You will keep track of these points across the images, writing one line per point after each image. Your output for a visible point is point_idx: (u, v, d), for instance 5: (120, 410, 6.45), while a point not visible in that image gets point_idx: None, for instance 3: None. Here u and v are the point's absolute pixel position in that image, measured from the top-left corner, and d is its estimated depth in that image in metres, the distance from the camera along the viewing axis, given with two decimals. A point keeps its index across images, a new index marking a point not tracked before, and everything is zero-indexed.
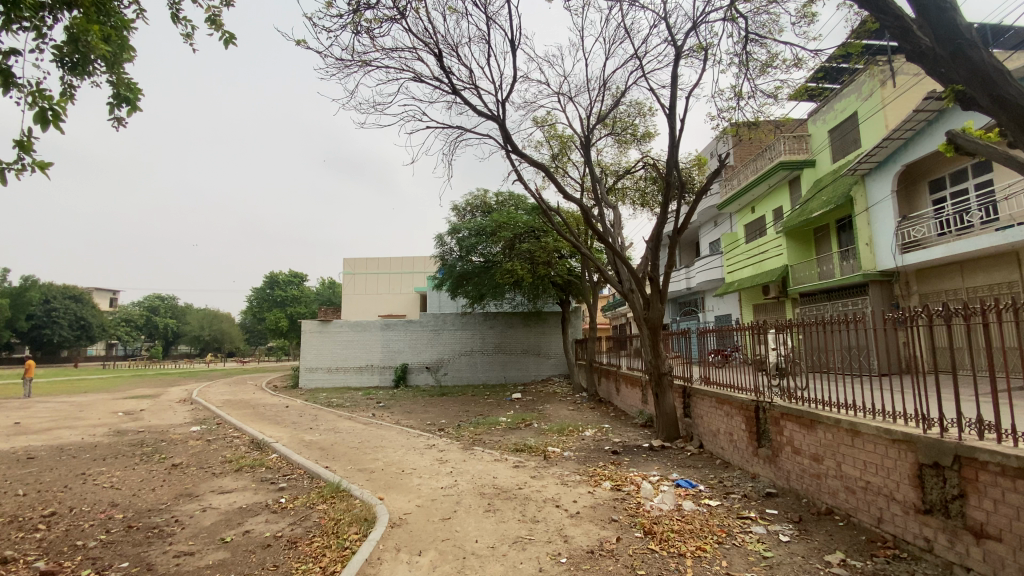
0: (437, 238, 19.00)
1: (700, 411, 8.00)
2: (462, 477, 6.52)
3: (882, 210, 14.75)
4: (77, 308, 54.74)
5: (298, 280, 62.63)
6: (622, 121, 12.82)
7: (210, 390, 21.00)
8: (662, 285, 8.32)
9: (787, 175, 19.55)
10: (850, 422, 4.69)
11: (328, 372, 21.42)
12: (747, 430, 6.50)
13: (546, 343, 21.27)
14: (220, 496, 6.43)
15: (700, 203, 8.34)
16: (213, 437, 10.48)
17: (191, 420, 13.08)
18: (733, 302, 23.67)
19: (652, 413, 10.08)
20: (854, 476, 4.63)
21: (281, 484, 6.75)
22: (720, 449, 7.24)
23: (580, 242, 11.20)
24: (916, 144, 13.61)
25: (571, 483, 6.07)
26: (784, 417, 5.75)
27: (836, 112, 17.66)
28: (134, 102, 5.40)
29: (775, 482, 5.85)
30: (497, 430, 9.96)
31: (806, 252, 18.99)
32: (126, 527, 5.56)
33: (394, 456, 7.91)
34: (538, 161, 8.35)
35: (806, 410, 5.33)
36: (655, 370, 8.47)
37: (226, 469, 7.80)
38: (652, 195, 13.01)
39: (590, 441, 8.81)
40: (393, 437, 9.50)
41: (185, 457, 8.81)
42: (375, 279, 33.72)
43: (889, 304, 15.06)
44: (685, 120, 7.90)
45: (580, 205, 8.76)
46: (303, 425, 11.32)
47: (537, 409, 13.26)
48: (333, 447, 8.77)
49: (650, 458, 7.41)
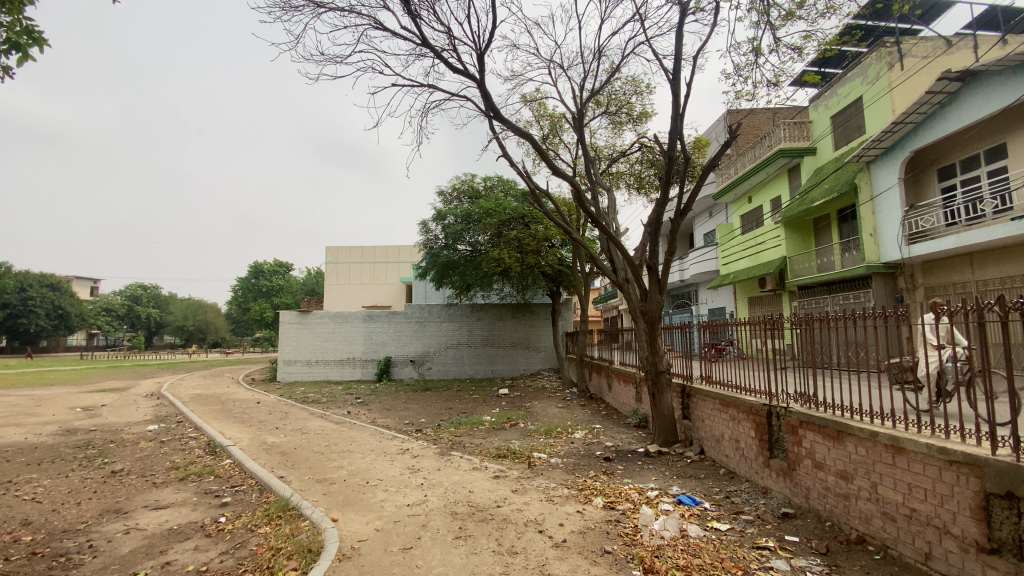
0: (421, 224, 18.00)
1: (701, 413, 7.21)
2: (433, 491, 5.69)
3: (888, 199, 14.04)
4: (54, 296, 53.18)
5: (284, 270, 61.24)
6: (617, 99, 12.00)
7: (180, 384, 19.96)
8: (662, 274, 7.44)
9: (788, 163, 18.82)
10: (890, 437, 3.93)
11: (308, 365, 20.48)
12: (757, 439, 5.72)
13: (535, 337, 20.46)
14: (152, 514, 5.59)
15: (704, 183, 7.30)
16: (167, 439, 9.56)
17: (150, 418, 12.11)
18: (728, 294, 23.01)
19: (647, 413, 9.32)
20: (894, 502, 3.90)
21: (225, 498, 5.88)
22: (724, 457, 6.48)
23: (571, 227, 10.29)
24: (927, 128, 12.89)
25: (557, 500, 5.26)
26: (803, 425, 4.97)
27: (839, 97, 16.89)
28: (26, 50, 4.47)
29: (791, 500, 5.09)
30: (479, 432, 9.15)
31: (805, 243, 18.30)
32: (28, 554, 4.68)
33: (361, 463, 7.05)
34: (525, 135, 7.38)
35: (830, 420, 4.57)
36: (651, 367, 7.67)
37: (169, 479, 6.91)
38: (650, 180, 12.18)
39: (579, 444, 8.02)
40: (365, 439, 8.65)
41: (129, 462, 7.90)
42: (359, 268, 32.58)
43: (892, 297, 14.40)
44: (691, 87, 7.02)
45: (572, 184, 7.67)
46: (269, 424, 10.44)
47: (524, 406, 12.44)
48: (295, 452, 7.89)
49: (646, 467, 6.64)
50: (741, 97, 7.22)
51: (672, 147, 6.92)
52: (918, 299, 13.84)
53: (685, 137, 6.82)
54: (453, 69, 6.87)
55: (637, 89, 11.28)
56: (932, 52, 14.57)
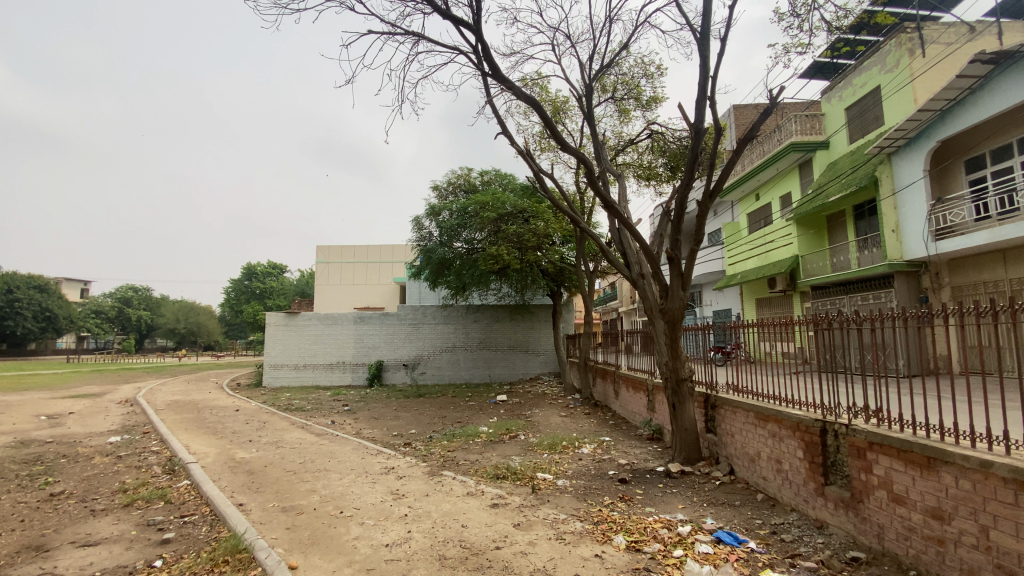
0: (414, 220, 17.00)
1: (730, 428, 6.26)
2: (418, 525, 4.71)
3: (912, 193, 13.14)
4: (41, 298, 51.84)
5: (277, 271, 60.16)
6: (626, 81, 11.13)
7: (159, 389, 18.74)
8: (686, 268, 6.44)
9: (800, 157, 17.90)
10: (1011, 469, 3.03)
11: (295, 369, 19.45)
12: (806, 461, 4.79)
13: (535, 339, 19.51)
14: (77, 553, 4.63)
15: (734, 163, 6.25)
16: (125, 453, 8.56)
17: (115, 429, 11.08)
18: (735, 295, 22.11)
19: (661, 424, 8.38)
20: (1017, 555, 3.00)
21: (167, 533, 4.88)
22: (761, 480, 5.54)
23: (577, 215, 9.30)
24: (954, 116, 12.04)
25: (567, 539, 4.29)
26: (874, 449, 4.06)
27: (854, 88, 16.07)
28: None
29: (857, 540, 4.19)
30: (474, 446, 8.17)
31: (819, 241, 17.39)
32: None
33: (336, 487, 6.05)
34: (528, 100, 6.39)
35: (916, 444, 3.69)
36: (671, 373, 6.71)
37: (112, 506, 5.93)
38: (659, 169, 11.19)
39: (589, 461, 7.05)
40: (345, 455, 7.64)
41: (72, 483, 6.91)
42: (352, 268, 31.54)
43: (916, 298, 13.51)
44: (723, 48, 6.10)
45: (582, 165, 6.59)
46: (243, 436, 9.41)
47: (524, 415, 11.46)
48: (264, 471, 6.90)
49: (669, 490, 5.71)
50: (791, 49, 6.31)
51: (701, 119, 5.82)
52: (944, 300, 12.97)
53: (717, 107, 5.77)
54: (446, 13, 6.08)
55: (648, 71, 10.39)
56: (956, 38, 13.79)
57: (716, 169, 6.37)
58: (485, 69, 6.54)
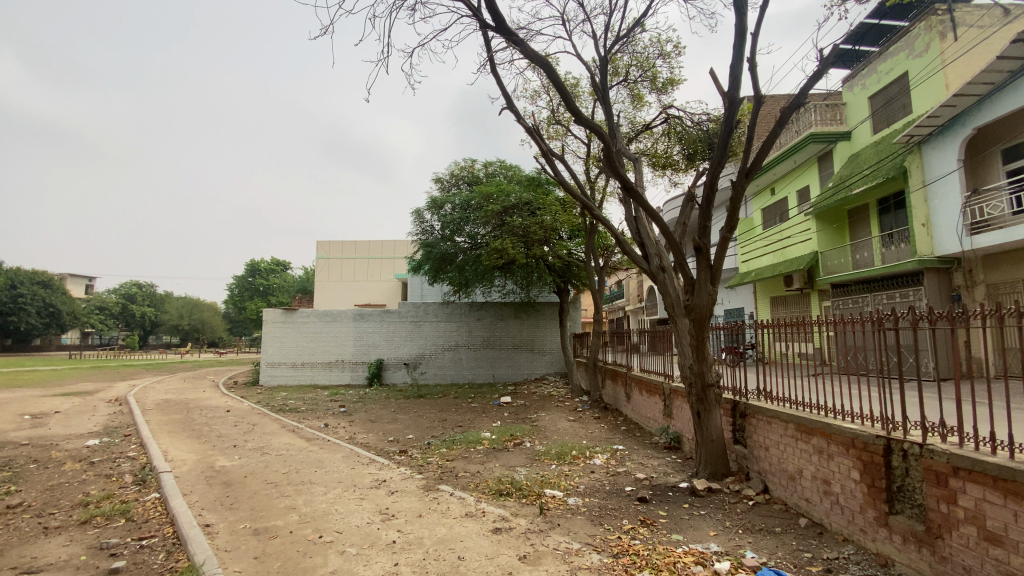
0: (414, 213, 16.31)
1: (763, 440, 5.56)
2: (407, 556, 4.03)
3: (944, 185, 12.32)
4: (45, 293, 51.66)
5: (280, 268, 59.78)
6: (640, 62, 10.36)
7: (152, 388, 18.14)
8: (716, 259, 5.68)
9: (819, 149, 17.04)
10: None
11: (293, 368, 18.83)
12: (866, 484, 4.06)
13: (541, 338, 18.81)
14: None
15: (773, 140, 5.52)
16: (98, 459, 7.92)
17: (96, 430, 10.47)
18: (748, 294, 21.29)
19: (681, 432, 7.65)
20: None
21: (117, 561, 4.22)
22: (805, 502, 4.81)
23: (590, 201, 8.55)
24: (993, 102, 11.19)
25: None
26: (961, 475, 3.35)
27: (878, 76, 15.25)
28: None
29: None
30: (475, 455, 7.47)
31: (839, 238, 16.58)
32: None
33: (319, 504, 5.36)
34: (535, 61, 5.65)
35: (1019, 472, 2.97)
36: (696, 378, 6.00)
37: (67, 523, 5.29)
38: (675, 158, 10.38)
39: (602, 474, 6.34)
40: (334, 464, 6.96)
41: (32, 493, 6.27)
42: (353, 264, 30.94)
43: (947, 296, 12.70)
44: (765, 6, 5.33)
45: (599, 140, 5.81)
46: (227, 441, 8.76)
47: (529, 419, 10.77)
48: (243, 482, 6.24)
49: (697, 513, 4.99)
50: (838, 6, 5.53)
51: (737, 88, 5.09)
52: (978, 299, 12.16)
53: (755, 73, 5.01)
54: None
55: (663, 50, 9.64)
56: (990, 22, 12.97)
57: (751, 146, 5.63)
58: (487, 25, 5.83)
